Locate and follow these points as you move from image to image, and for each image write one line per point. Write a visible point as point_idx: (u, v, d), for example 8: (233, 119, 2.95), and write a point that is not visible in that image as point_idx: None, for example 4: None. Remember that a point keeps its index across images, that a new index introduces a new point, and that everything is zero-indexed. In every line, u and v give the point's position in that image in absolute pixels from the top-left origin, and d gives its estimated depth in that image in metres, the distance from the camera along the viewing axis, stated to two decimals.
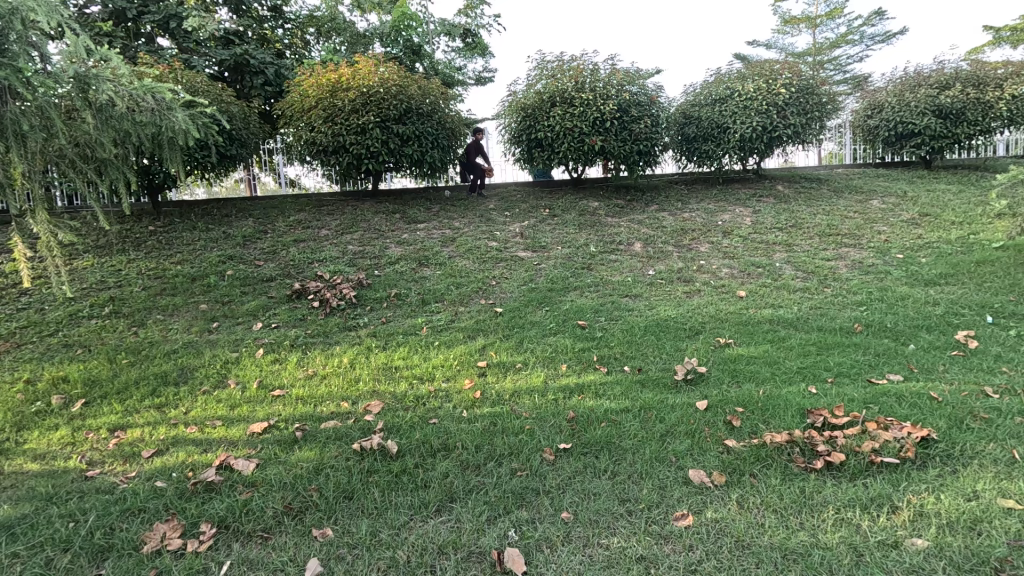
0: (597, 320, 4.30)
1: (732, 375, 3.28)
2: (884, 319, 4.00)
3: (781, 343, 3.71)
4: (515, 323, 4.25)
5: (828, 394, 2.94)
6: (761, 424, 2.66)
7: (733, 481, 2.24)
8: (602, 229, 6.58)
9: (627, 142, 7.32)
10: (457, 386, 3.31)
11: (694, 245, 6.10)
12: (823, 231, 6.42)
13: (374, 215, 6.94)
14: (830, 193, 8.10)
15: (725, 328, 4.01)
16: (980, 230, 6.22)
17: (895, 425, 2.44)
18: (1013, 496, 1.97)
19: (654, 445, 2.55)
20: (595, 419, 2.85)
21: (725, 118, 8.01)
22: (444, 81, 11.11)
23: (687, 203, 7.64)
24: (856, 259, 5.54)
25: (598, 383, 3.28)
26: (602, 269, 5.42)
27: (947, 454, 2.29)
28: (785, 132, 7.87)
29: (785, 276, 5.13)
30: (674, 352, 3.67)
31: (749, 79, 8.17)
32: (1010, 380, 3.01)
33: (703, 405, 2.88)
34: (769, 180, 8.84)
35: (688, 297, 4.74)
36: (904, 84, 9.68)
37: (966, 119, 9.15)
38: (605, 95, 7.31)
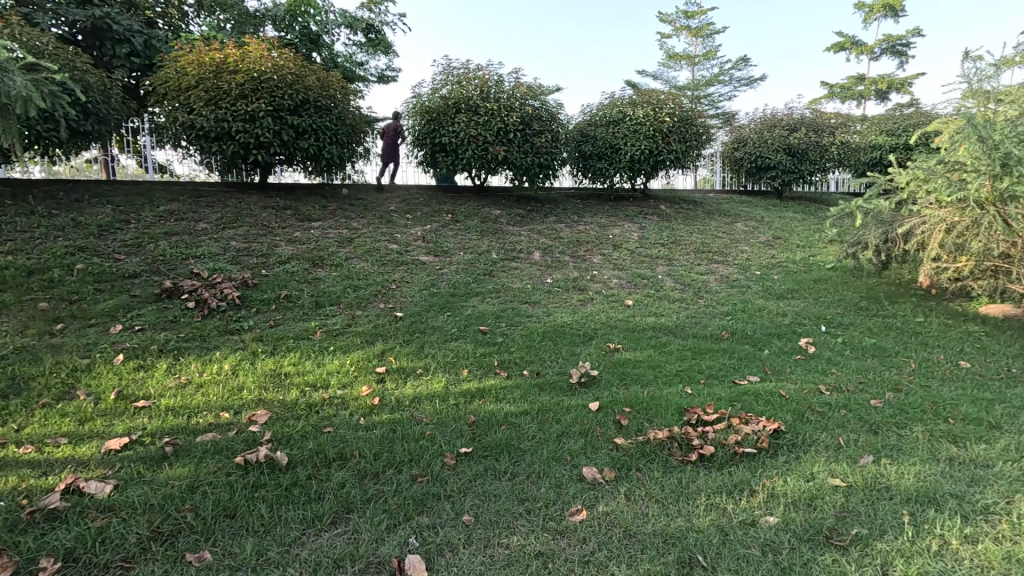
0: (498, 325, 4.38)
1: (621, 378, 3.54)
2: (745, 328, 4.57)
3: (663, 349, 4.08)
4: (417, 328, 4.19)
5: (700, 394, 3.29)
6: (645, 422, 2.91)
7: (621, 476, 2.42)
8: (504, 236, 6.73)
9: (529, 154, 7.58)
10: (354, 393, 3.18)
11: (588, 256, 6.48)
12: (698, 249, 7.17)
13: (262, 209, 6.43)
14: (704, 214, 9.07)
15: (614, 334, 4.31)
16: (817, 253, 7.37)
17: (754, 419, 2.81)
18: (839, 476, 2.36)
19: (551, 446, 2.67)
20: (496, 422, 2.92)
21: (617, 139, 8.64)
22: (345, 75, 10.62)
23: (582, 216, 8.09)
24: (723, 274, 6.28)
25: (499, 387, 3.36)
26: (503, 276, 5.54)
27: (792, 443, 2.68)
28: (668, 157, 8.68)
29: (666, 288, 5.66)
30: (570, 357, 3.87)
31: (639, 106, 8.89)
32: (837, 378, 3.61)
33: (595, 406, 3.08)
34: (654, 199, 9.68)
35: (583, 305, 5.03)
36: (762, 124, 11.17)
37: (809, 158, 10.77)
38: (509, 106, 7.50)
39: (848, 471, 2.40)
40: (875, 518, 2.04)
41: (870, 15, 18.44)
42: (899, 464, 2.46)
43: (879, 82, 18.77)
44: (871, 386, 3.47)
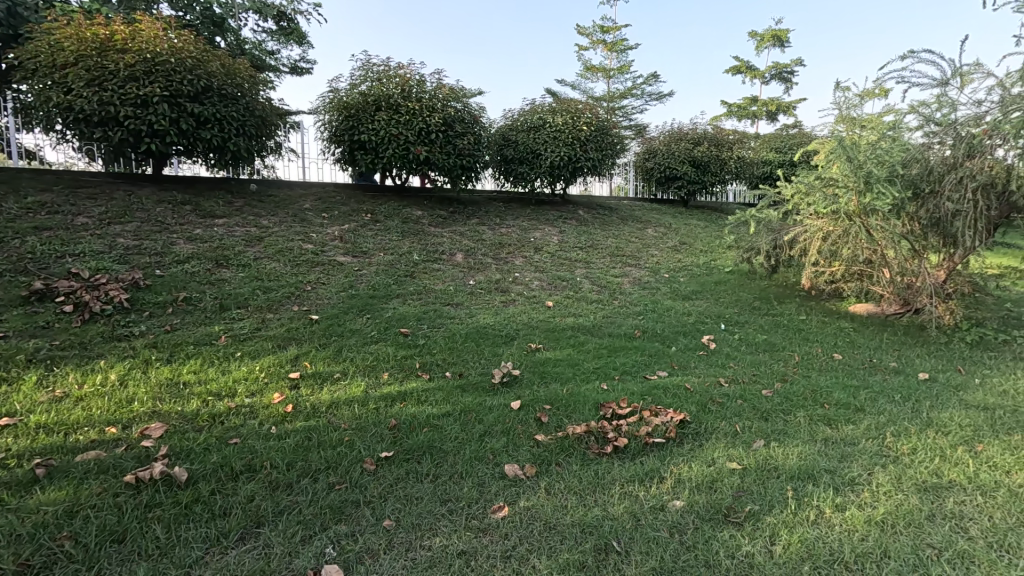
0: (420, 327, 4.33)
1: (542, 376, 3.64)
2: (655, 327, 4.88)
3: (581, 347, 4.25)
4: (334, 331, 4.03)
5: (615, 389, 3.47)
6: (564, 418, 3.02)
7: (542, 471, 2.49)
8: (426, 238, 6.65)
9: (451, 156, 7.55)
10: (264, 401, 3.00)
11: (510, 258, 6.58)
12: (613, 252, 7.53)
13: (156, 203, 5.86)
14: (619, 220, 9.55)
15: (535, 334, 4.42)
16: (718, 258, 8.02)
17: (662, 412, 3.01)
18: (736, 459, 2.60)
19: (474, 445, 2.69)
20: (419, 424, 2.89)
21: (538, 145, 8.85)
22: (254, 63, 9.98)
23: (504, 219, 8.21)
24: (636, 277, 6.65)
25: (422, 389, 3.32)
26: (424, 278, 5.48)
27: (696, 432, 2.91)
28: (586, 164, 9.03)
29: (584, 289, 5.89)
30: (492, 357, 3.91)
31: (559, 114, 9.18)
32: (735, 371, 3.96)
33: (517, 405, 3.14)
34: (573, 205, 10.04)
35: (505, 306, 5.10)
36: (670, 138, 11.98)
37: (710, 170, 11.70)
38: (431, 107, 7.43)
39: (742, 454, 2.65)
40: (764, 495, 2.27)
41: (761, 43, 20.38)
42: (785, 446, 2.75)
43: (769, 104, 20.81)
44: (762, 377, 3.85)
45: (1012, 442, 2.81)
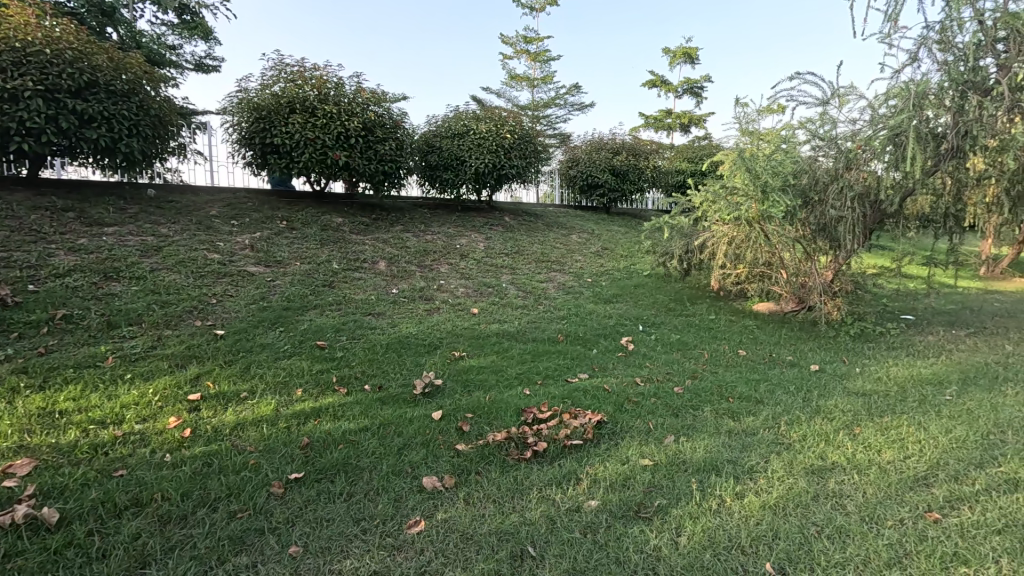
0: (338, 339, 4.16)
1: (464, 385, 3.61)
2: (578, 330, 5.02)
3: (505, 353, 4.27)
4: (242, 347, 3.77)
5: (537, 394, 3.52)
6: (486, 426, 3.02)
7: (461, 481, 2.47)
8: (346, 246, 6.42)
9: (372, 162, 7.36)
10: (157, 426, 2.74)
11: (436, 265, 6.51)
12: (539, 258, 7.67)
13: (30, 210, 5.22)
14: (544, 226, 9.75)
15: (460, 342, 4.39)
16: (637, 262, 8.41)
17: (581, 413, 3.08)
18: (648, 456, 2.72)
19: (392, 460, 2.61)
20: (334, 441, 2.77)
21: (462, 152, 8.85)
22: (150, 57, 9.19)
23: (430, 226, 8.11)
24: (561, 281, 6.81)
25: (338, 405, 3.19)
26: (344, 287, 5.28)
27: (612, 432, 3.01)
28: (511, 171, 9.14)
29: (510, 295, 5.94)
30: (414, 367, 3.84)
31: (483, 121, 9.23)
32: (651, 371, 4.15)
33: (438, 415, 3.09)
34: (500, 211, 10.13)
35: (429, 314, 5.02)
36: (592, 147, 12.42)
37: (629, 178, 12.26)
38: (350, 110, 7.21)
39: (654, 451, 2.77)
40: (673, 489, 2.39)
41: (673, 60, 21.67)
42: (692, 440, 2.91)
43: (682, 117, 22.16)
44: (674, 375, 4.07)
45: (883, 423, 3.15)
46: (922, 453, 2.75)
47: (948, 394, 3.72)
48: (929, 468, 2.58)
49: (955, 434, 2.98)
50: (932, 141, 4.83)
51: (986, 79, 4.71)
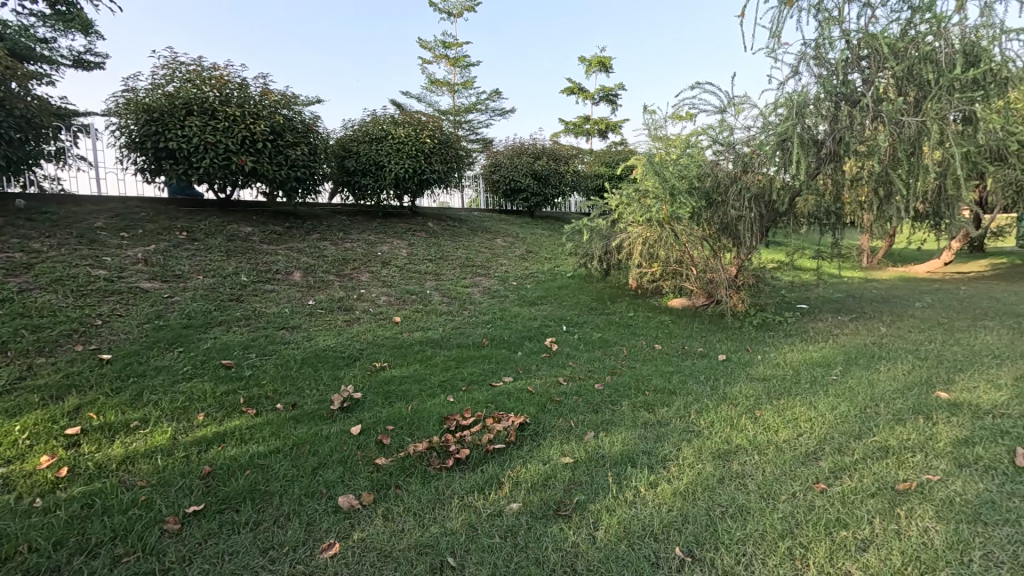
0: (246, 357, 3.89)
1: (385, 397, 3.50)
2: (502, 334, 5.04)
3: (428, 361, 4.20)
4: (132, 372, 3.42)
5: (461, 400, 3.48)
6: (407, 437, 2.94)
7: (379, 497, 2.38)
8: (256, 256, 6.04)
9: (283, 167, 7.00)
10: (25, 468, 2.41)
11: (356, 274, 6.29)
12: (463, 263, 7.65)
13: None
14: (469, 231, 9.74)
15: (381, 352, 4.26)
16: (560, 264, 8.62)
17: (504, 417, 3.09)
18: (569, 454, 2.77)
19: (305, 481, 2.47)
20: (240, 467, 2.58)
21: (381, 157, 8.64)
22: (17, 52, 8.18)
23: (349, 233, 7.84)
24: (486, 286, 6.82)
25: (245, 427, 2.97)
26: (254, 301, 4.97)
27: (535, 433, 3.05)
28: (432, 176, 9.05)
29: (434, 301, 5.86)
30: (331, 382, 3.67)
31: (401, 126, 9.09)
32: (573, 369, 4.26)
33: (357, 429, 2.97)
34: (423, 217, 9.99)
35: (348, 325, 4.83)
36: (513, 152, 12.61)
37: (550, 182, 12.55)
38: (256, 113, 6.82)
39: (575, 448, 2.84)
40: (592, 484, 2.45)
41: (589, 68, 22.50)
42: (611, 435, 3.01)
43: (600, 123, 23.04)
44: (595, 372, 4.20)
45: (780, 405, 3.43)
46: (812, 430, 3.02)
47: (834, 374, 4.12)
48: (818, 443, 2.84)
49: (839, 410, 3.30)
50: (813, 146, 5.35)
51: (854, 91, 5.28)
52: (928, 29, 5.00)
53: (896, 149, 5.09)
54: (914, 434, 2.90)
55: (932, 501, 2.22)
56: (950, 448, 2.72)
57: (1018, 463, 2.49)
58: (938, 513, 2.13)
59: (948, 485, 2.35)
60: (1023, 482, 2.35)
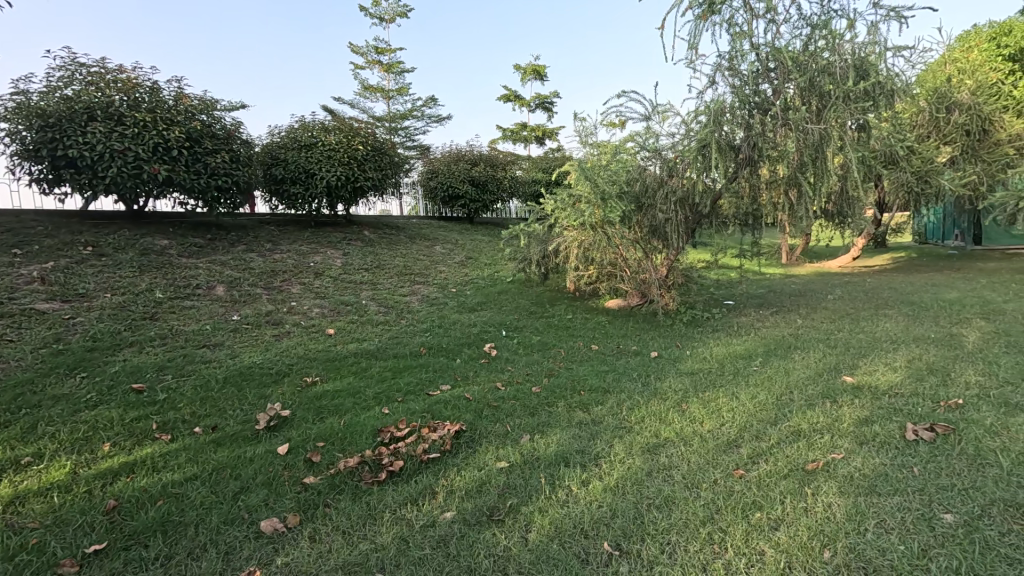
0: (161, 379, 3.63)
1: (316, 412, 3.37)
2: (440, 341, 4.99)
3: (362, 373, 4.08)
4: (24, 404, 3.10)
5: (396, 412, 3.40)
6: (338, 453, 2.83)
7: (306, 518, 2.28)
8: (174, 271, 5.66)
9: (201, 176, 6.63)
10: None
11: (285, 286, 6.03)
12: (400, 271, 7.51)
13: None
14: (407, 239, 9.59)
15: (313, 367, 4.10)
16: (500, 270, 8.66)
17: (439, 426, 3.05)
18: (505, 458, 2.78)
19: (225, 508, 2.33)
20: (151, 498, 2.39)
21: (311, 164, 8.36)
22: None
23: (278, 244, 7.51)
24: (424, 294, 6.74)
25: (158, 455, 2.76)
26: (171, 319, 4.65)
27: (471, 440, 3.03)
28: (366, 184, 8.84)
29: (369, 312, 5.72)
30: (257, 400, 3.48)
31: (332, 133, 8.86)
32: (511, 374, 4.27)
33: (284, 448, 2.84)
34: (359, 226, 9.74)
35: (276, 340, 4.62)
36: (450, 159, 12.58)
37: (488, 189, 12.59)
38: (170, 119, 6.45)
39: (510, 452, 2.85)
40: (525, 487, 2.47)
41: (524, 76, 22.85)
42: (546, 436, 3.05)
43: (537, 130, 23.42)
44: (533, 375, 4.24)
45: (705, 398, 3.60)
46: (733, 419, 3.19)
47: (754, 365, 4.39)
48: (738, 431, 3.01)
49: (758, 399, 3.52)
50: (730, 152, 5.69)
51: (765, 101, 5.62)
52: (825, 45, 5.44)
53: (802, 154, 5.51)
54: (823, 417, 3.13)
55: (835, 478, 2.41)
56: (852, 428, 2.96)
57: (908, 437, 2.75)
58: (841, 488, 2.31)
59: (849, 462, 2.55)
60: (912, 454, 2.59)
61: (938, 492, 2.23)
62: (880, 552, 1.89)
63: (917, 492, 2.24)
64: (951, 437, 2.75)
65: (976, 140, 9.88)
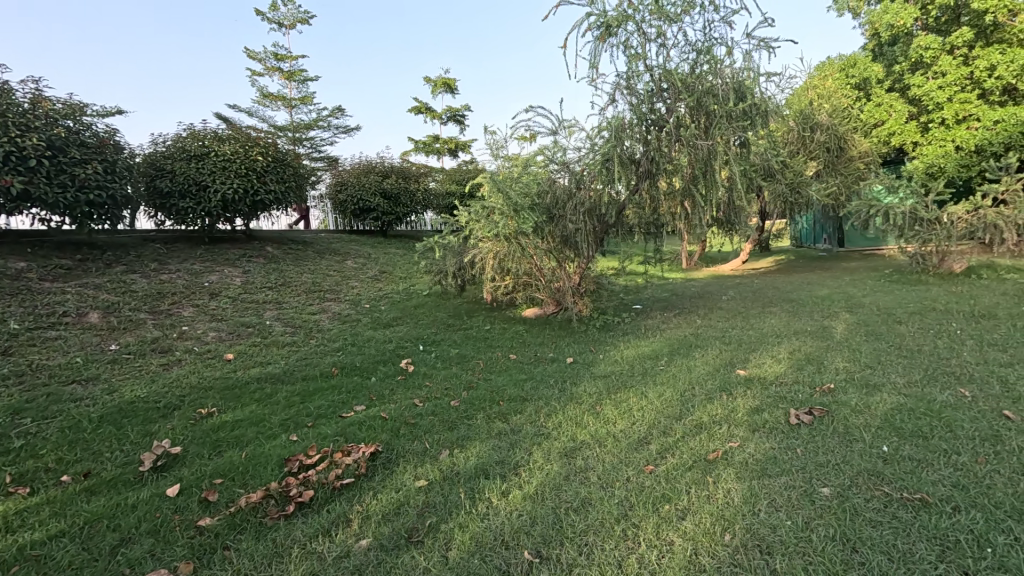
0: (17, 424, 3.13)
1: (213, 446, 3.06)
2: (354, 360, 4.78)
3: (267, 400, 3.79)
4: None
5: (306, 438, 3.19)
6: (239, 488, 2.60)
7: (202, 565, 2.06)
8: (33, 297, 4.94)
9: (67, 189, 5.88)
10: None
11: (175, 309, 5.49)
12: (309, 289, 7.13)
13: None
14: (315, 255, 9.13)
15: (209, 397, 3.74)
16: (416, 283, 8.51)
17: (354, 449, 2.92)
18: (424, 476, 2.71)
19: (100, 566, 2.05)
20: (2, 566, 2.04)
21: (203, 175, 7.71)
22: None
23: (165, 263, 6.83)
24: (335, 311, 6.44)
25: (12, 514, 2.36)
26: (30, 352, 4.04)
27: (387, 460, 2.92)
28: (267, 197, 8.33)
29: (274, 333, 5.35)
30: (141, 439, 3.11)
31: (226, 143, 8.29)
32: (429, 389, 4.18)
33: (174, 490, 2.55)
34: (260, 242, 9.13)
35: (165, 370, 4.17)
36: (360, 170, 12.22)
37: (401, 202, 12.34)
38: (26, 125, 5.68)
39: (429, 469, 2.78)
40: (445, 504, 2.42)
41: (434, 89, 22.80)
42: (466, 450, 3.01)
43: (449, 142, 23.40)
44: (452, 389, 4.18)
45: (618, 398, 3.77)
46: (643, 417, 3.36)
47: (660, 365, 4.67)
48: (648, 428, 3.17)
49: (664, 396, 3.75)
50: (631, 165, 6.05)
51: (660, 118, 6.03)
52: (708, 68, 5.92)
53: (694, 168, 6.00)
54: (721, 409, 3.41)
55: (733, 465, 2.61)
56: (745, 417, 3.24)
57: (791, 422, 3.06)
58: (738, 474, 2.52)
59: (744, 449, 2.78)
60: (795, 436, 2.89)
61: (816, 469, 2.50)
62: (772, 529, 2.07)
63: (800, 471, 2.49)
64: (826, 418, 3.09)
65: (835, 156, 11.33)
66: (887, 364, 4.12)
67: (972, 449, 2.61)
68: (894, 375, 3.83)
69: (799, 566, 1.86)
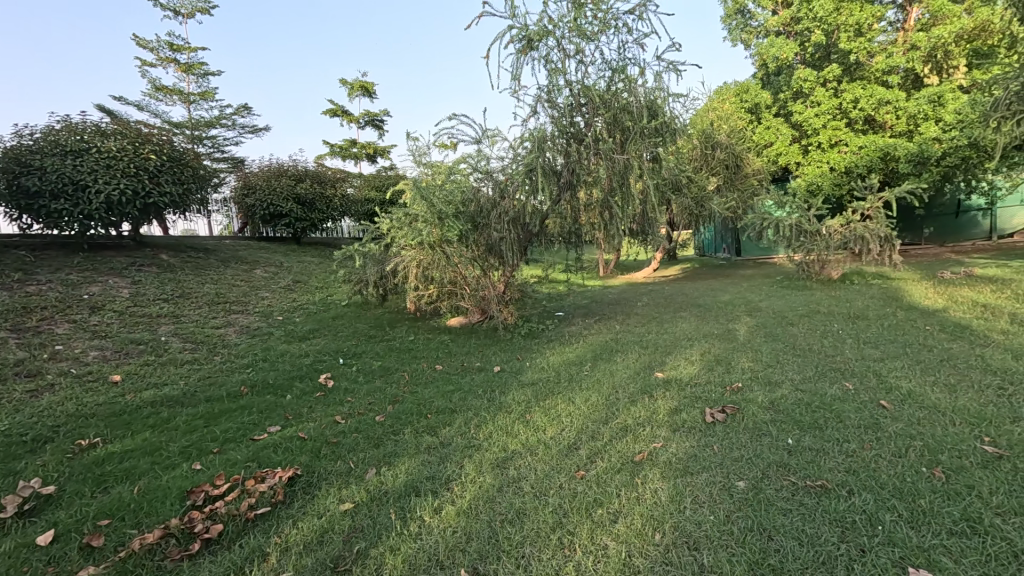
0: None
1: (96, 483, 2.67)
2: (266, 377, 4.43)
3: (164, 426, 3.38)
4: None
5: (211, 466, 2.88)
6: (132, 529, 2.28)
7: None
8: None
9: None
10: None
11: (46, 326, 4.78)
12: (211, 300, 6.53)
13: None
14: (218, 263, 8.41)
15: (90, 426, 3.27)
16: (333, 293, 8.10)
17: (268, 475, 2.68)
18: (349, 498, 2.54)
19: None
20: None
21: (81, 173, 6.84)
22: None
23: (34, 273, 5.94)
24: (243, 324, 5.95)
25: None
26: None
27: (307, 484, 2.72)
28: (161, 200, 7.57)
29: (171, 350, 4.82)
30: (2, 480, 2.64)
31: (111, 137, 7.42)
32: (352, 405, 3.97)
33: (46, 538, 2.19)
34: (152, 248, 8.25)
35: (33, 397, 3.60)
36: (270, 173, 11.48)
37: (316, 207, 11.76)
38: None
39: (354, 491, 2.62)
40: (374, 526, 2.29)
41: (351, 92, 22.04)
42: (394, 467, 2.88)
43: (367, 147, 22.70)
44: (376, 403, 4.00)
45: (546, 405, 3.81)
46: (572, 423, 3.41)
47: (585, 370, 4.80)
48: (577, 433, 3.23)
49: (590, 401, 3.84)
50: (553, 176, 6.19)
51: (579, 132, 6.24)
52: (624, 86, 6.20)
53: (613, 180, 6.27)
54: (644, 410, 3.55)
55: (658, 465, 2.72)
56: (666, 417, 3.40)
57: (708, 420, 3.26)
58: (663, 473, 2.62)
59: (668, 448, 2.91)
60: (711, 433, 3.07)
61: (733, 464, 2.67)
62: (697, 525, 2.17)
63: (719, 467, 2.65)
64: (737, 415, 3.33)
65: (733, 173, 12.40)
66: (785, 362, 4.54)
67: (859, 436, 2.93)
68: (790, 372, 4.22)
69: (724, 559, 1.97)
